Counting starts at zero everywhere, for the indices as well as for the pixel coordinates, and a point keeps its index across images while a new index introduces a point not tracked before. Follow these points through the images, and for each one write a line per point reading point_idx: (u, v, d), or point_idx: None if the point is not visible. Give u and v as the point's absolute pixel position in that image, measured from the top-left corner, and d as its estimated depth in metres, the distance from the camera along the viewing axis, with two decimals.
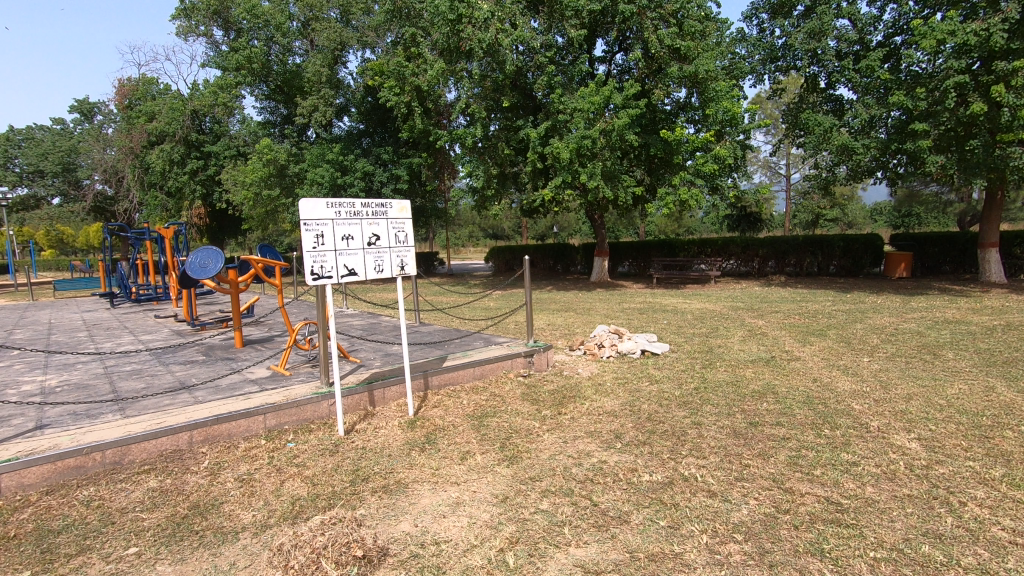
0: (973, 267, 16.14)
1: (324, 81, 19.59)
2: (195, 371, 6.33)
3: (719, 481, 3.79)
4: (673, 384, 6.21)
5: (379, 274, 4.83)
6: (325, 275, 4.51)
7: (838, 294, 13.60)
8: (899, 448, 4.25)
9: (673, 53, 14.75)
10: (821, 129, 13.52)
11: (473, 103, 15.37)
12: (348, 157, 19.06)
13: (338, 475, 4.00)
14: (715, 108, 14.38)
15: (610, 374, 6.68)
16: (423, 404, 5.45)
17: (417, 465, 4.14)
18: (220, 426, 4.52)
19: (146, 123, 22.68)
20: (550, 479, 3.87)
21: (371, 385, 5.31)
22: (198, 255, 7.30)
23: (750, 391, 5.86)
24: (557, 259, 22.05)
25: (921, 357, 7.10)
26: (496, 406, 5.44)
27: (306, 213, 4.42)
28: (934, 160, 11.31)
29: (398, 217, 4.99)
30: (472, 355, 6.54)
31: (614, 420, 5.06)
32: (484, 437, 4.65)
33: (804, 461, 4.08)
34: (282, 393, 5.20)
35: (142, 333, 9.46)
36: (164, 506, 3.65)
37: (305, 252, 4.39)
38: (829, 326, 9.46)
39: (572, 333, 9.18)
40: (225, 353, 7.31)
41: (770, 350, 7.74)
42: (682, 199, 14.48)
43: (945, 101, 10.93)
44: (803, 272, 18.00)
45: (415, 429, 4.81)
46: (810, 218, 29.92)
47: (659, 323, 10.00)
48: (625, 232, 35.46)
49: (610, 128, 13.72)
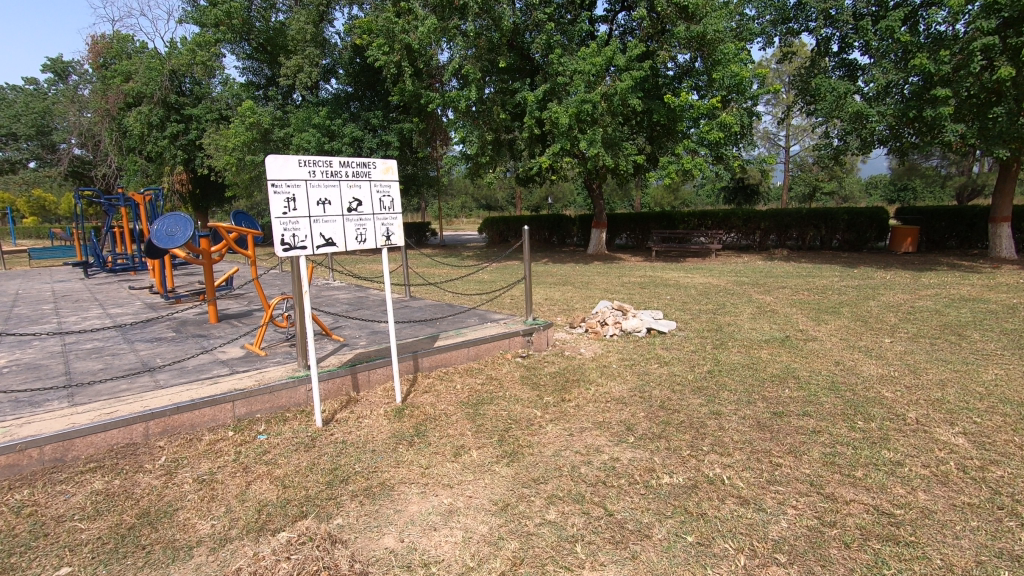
0: (981, 241, 15.66)
1: (309, 40, 18.43)
2: (161, 350, 5.76)
3: (750, 485, 3.32)
4: (684, 366, 5.72)
5: (361, 244, 4.25)
6: (298, 245, 3.91)
7: (845, 269, 13.14)
8: (945, 444, 3.79)
9: (680, 12, 13.92)
10: (834, 96, 12.86)
11: (467, 64, 14.46)
12: (335, 121, 18.19)
13: (313, 475, 3.49)
14: (722, 71, 13.51)
15: (615, 354, 6.20)
16: (413, 388, 4.93)
17: (405, 463, 3.63)
18: (181, 416, 3.98)
19: (122, 83, 21.56)
20: (557, 481, 3.38)
21: (354, 367, 4.78)
22: (164, 222, 6.64)
23: (768, 375, 5.41)
24: (552, 231, 21.45)
25: (946, 338, 6.64)
26: (493, 391, 4.93)
27: (274, 172, 3.78)
28: (955, 129, 10.71)
29: (383, 179, 4.38)
30: (466, 334, 6.00)
31: (623, 408, 4.57)
32: (480, 429, 4.16)
33: (841, 460, 3.62)
34: (254, 377, 4.67)
35: (112, 305, 8.86)
36: (108, 514, 3.12)
37: (273, 219, 3.77)
38: (840, 303, 9.02)
39: (571, 309, 8.66)
40: (198, 329, 6.73)
41: (783, 330, 7.26)
42: (685, 168, 13.85)
43: (970, 66, 10.31)
44: (806, 246, 17.51)
45: (403, 419, 4.30)
46: (807, 191, 29.40)
47: (663, 299, 9.52)
48: (620, 204, 34.87)
49: (613, 92, 12.93)
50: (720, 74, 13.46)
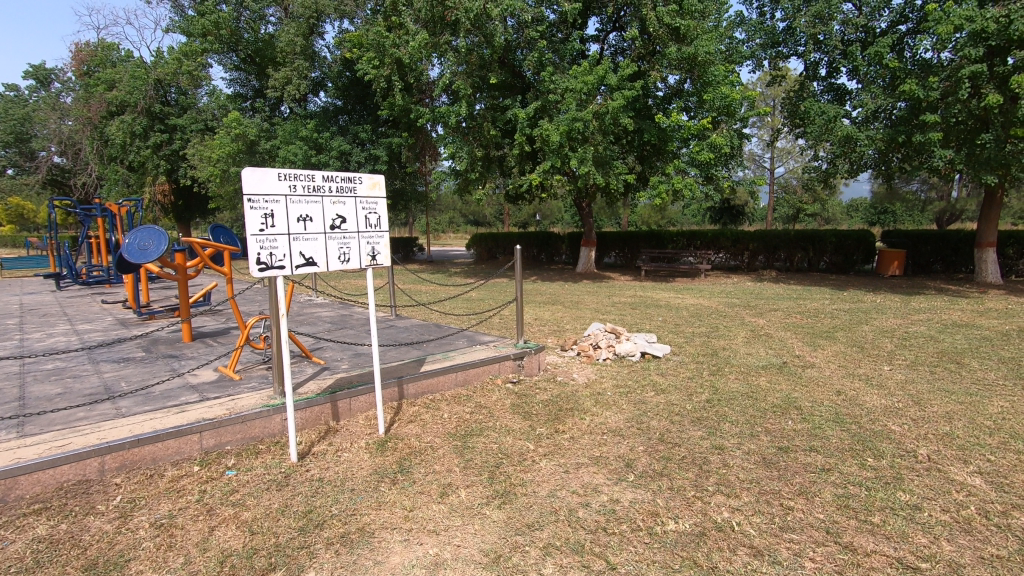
0: (966, 266, 15.77)
1: (298, 53, 18.26)
2: (128, 372, 5.38)
3: (762, 532, 3.08)
4: (682, 395, 5.47)
5: (345, 265, 3.97)
6: (275, 266, 3.63)
7: (835, 292, 13.09)
8: (962, 486, 3.59)
9: (671, 33, 13.94)
10: (824, 119, 12.92)
11: (458, 80, 14.34)
12: (323, 135, 17.97)
13: (285, 519, 3.17)
14: (712, 93, 13.53)
15: (609, 380, 5.94)
16: (396, 418, 4.62)
17: (387, 504, 3.34)
18: (141, 449, 3.64)
19: (105, 92, 21.18)
20: (553, 528, 3.10)
21: (335, 395, 4.48)
22: (137, 236, 6.30)
23: (770, 405, 5.18)
24: (541, 248, 21.29)
25: (944, 366, 6.49)
26: (483, 422, 4.64)
27: (250, 186, 3.51)
28: (943, 154, 10.75)
29: (369, 196, 4.12)
30: (454, 358, 5.71)
31: (621, 442, 4.31)
32: (468, 464, 3.87)
33: (855, 503, 3.40)
34: (224, 405, 4.32)
35: (81, 321, 8.43)
36: (49, 567, 2.77)
37: (249, 236, 3.49)
38: (833, 327, 8.88)
39: (562, 330, 8.41)
40: (170, 349, 6.36)
41: (780, 355, 7.07)
42: (676, 188, 13.80)
43: (958, 92, 10.36)
44: (794, 268, 17.51)
45: (386, 453, 4.00)
46: (792, 212, 29.70)
47: (655, 321, 9.33)
48: (608, 222, 34.98)
49: (604, 110, 12.86)
50: (711, 96, 13.48)
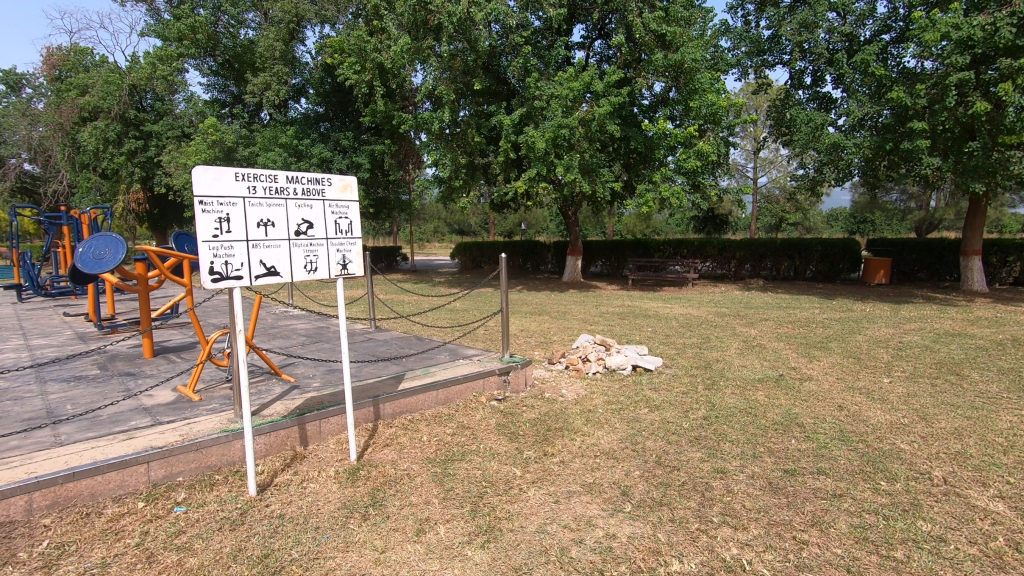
0: (951, 274, 15.77)
1: (278, 58, 17.87)
2: (76, 393, 4.90)
3: (776, 572, 2.76)
4: (677, 412, 5.14)
5: (312, 275, 3.61)
6: (231, 276, 3.24)
7: (824, 300, 12.94)
8: (986, 513, 3.31)
9: (657, 40, 13.80)
10: (810, 127, 12.84)
11: (441, 85, 14.05)
12: (303, 142, 17.55)
13: (236, 566, 2.77)
14: (699, 101, 13.39)
15: (600, 396, 5.61)
16: (371, 442, 4.23)
17: (356, 544, 2.96)
18: (77, 484, 3.21)
19: (78, 97, 20.57)
20: (544, 571, 2.75)
21: (302, 417, 4.08)
22: (92, 244, 5.83)
23: (770, 422, 4.88)
24: (527, 257, 21.01)
25: (945, 379, 6.27)
26: (465, 444, 4.27)
27: (202, 187, 3.13)
28: (931, 162, 10.67)
29: (339, 199, 3.76)
30: (435, 374, 5.34)
31: (615, 466, 3.97)
32: (448, 495, 3.51)
33: (874, 535, 3.10)
34: (178, 430, 3.89)
35: (36, 335, 7.89)
36: None
37: (200, 242, 3.10)
38: (827, 337, 8.65)
39: (550, 342, 8.08)
40: (129, 366, 5.90)
41: (776, 367, 6.81)
42: (663, 196, 13.61)
43: (946, 100, 10.28)
44: (780, 276, 17.41)
45: (357, 482, 3.61)
46: (775, 221, 29.85)
47: (645, 332, 9.04)
48: (593, 231, 34.85)
49: (590, 117, 12.64)
50: (697, 103, 13.33)
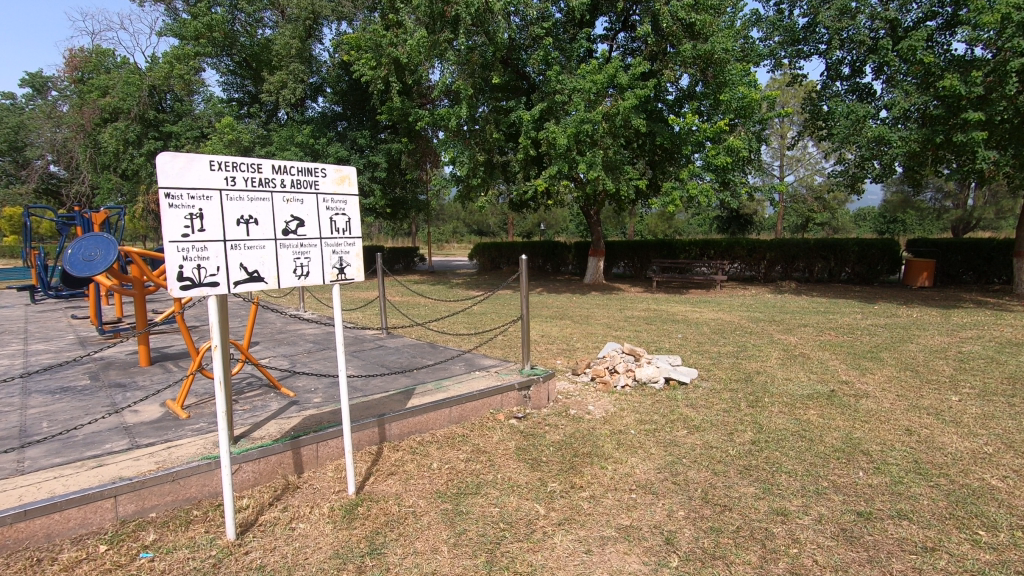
0: (1000, 276, 14.75)
1: (294, 56, 17.56)
2: (57, 407, 4.49)
3: None
4: (721, 435, 4.54)
5: (303, 280, 3.11)
6: (203, 282, 2.75)
7: (865, 305, 12.11)
8: None
9: (685, 29, 13.12)
10: (851, 119, 12.02)
11: (459, 80, 13.54)
12: (319, 141, 17.27)
13: None
14: (730, 92, 12.65)
15: (632, 414, 5.04)
16: (373, 470, 3.73)
17: None
18: (29, 524, 2.76)
19: (99, 98, 20.58)
20: None
21: (297, 440, 3.58)
22: (84, 245, 5.46)
23: (830, 449, 4.25)
24: (546, 258, 20.45)
25: (1022, 396, 5.53)
26: (481, 473, 3.74)
27: (169, 177, 2.65)
28: (987, 155, 9.83)
29: (335, 193, 3.26)
30: (448, 389, 4.81)
31: (655, 503, 3.41)
32: (459, 539, 2.98)
33: None
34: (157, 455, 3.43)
35: (38, 340, 7.56)
36: None
37: (167, 243, 2.62)
38: (876, 346, 7.92)
39: (573, 350, 7.51)
40: (122, 375, 5.49)
41: (825, 382, 6.13)
42: (690, 194, 12.92)
43: (1005, 87, 9.44)
44: (814, 279, 16.56)
45: (354, 523, 3.10)
46: (804, 221, 28.76)
47: (675, 339, 8.40)
48: (614, 231, 34.08)
49: (614, 111, 12.02)
50: (727, 95, 12.60)
